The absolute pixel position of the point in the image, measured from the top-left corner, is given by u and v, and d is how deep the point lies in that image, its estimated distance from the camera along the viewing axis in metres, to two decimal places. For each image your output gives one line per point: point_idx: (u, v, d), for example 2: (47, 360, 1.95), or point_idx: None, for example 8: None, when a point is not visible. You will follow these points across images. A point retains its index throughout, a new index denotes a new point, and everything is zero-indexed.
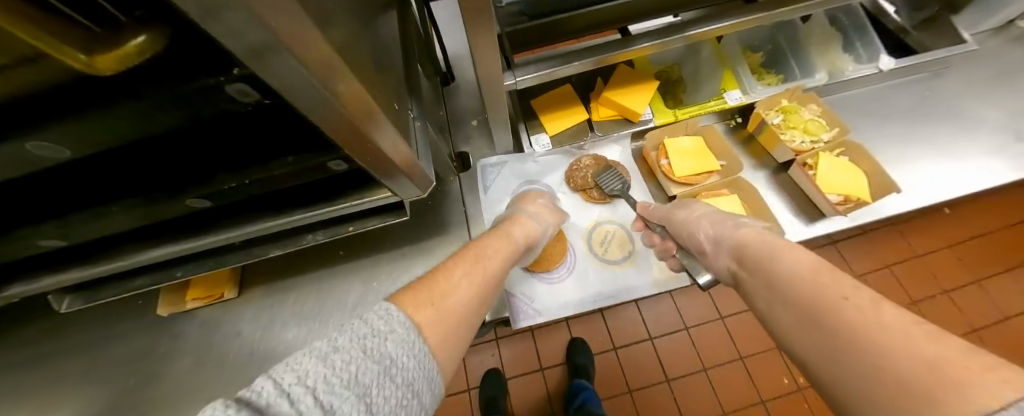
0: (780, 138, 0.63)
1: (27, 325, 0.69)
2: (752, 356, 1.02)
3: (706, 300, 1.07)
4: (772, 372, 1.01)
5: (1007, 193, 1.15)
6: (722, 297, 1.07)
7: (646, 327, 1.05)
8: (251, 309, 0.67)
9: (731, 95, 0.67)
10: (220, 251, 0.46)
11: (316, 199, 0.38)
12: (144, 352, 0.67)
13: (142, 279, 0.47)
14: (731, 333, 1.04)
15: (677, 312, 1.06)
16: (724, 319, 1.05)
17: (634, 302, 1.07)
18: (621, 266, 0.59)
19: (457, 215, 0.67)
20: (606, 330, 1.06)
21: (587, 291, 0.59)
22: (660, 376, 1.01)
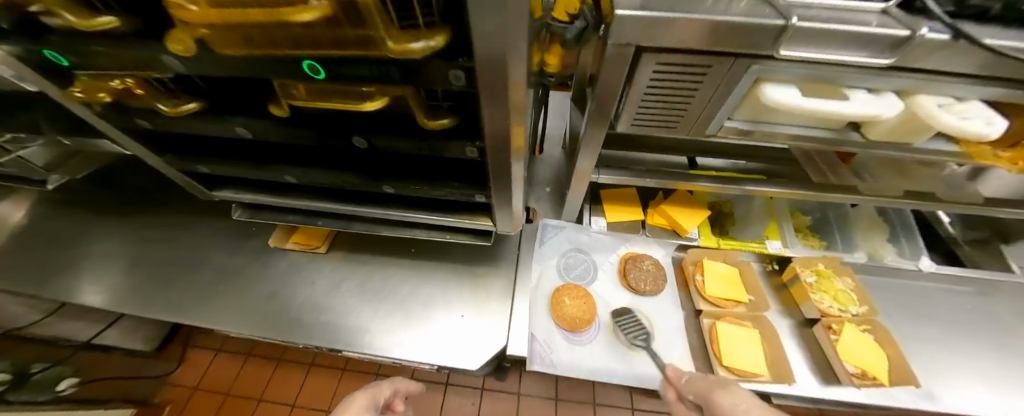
0: (809, 295, 0.70)
1: (180, 218, 0.91)
2: None
3: None
4: None
5: None
6: None
7: None
8: (327, 267, 0.82)
9: (773, 243, 0.77)
10: (351, 219, 0.63)
11: (442, 209, 0.54)
12: (238, 269, 0.84)
13: (293, 216, 0.64)
14: None
15: None
16: None
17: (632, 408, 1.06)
18: (636, 352, 0.67)
19: (511, 255, 0.79)
20: None
21: (600, 361, 0.66)
22: None
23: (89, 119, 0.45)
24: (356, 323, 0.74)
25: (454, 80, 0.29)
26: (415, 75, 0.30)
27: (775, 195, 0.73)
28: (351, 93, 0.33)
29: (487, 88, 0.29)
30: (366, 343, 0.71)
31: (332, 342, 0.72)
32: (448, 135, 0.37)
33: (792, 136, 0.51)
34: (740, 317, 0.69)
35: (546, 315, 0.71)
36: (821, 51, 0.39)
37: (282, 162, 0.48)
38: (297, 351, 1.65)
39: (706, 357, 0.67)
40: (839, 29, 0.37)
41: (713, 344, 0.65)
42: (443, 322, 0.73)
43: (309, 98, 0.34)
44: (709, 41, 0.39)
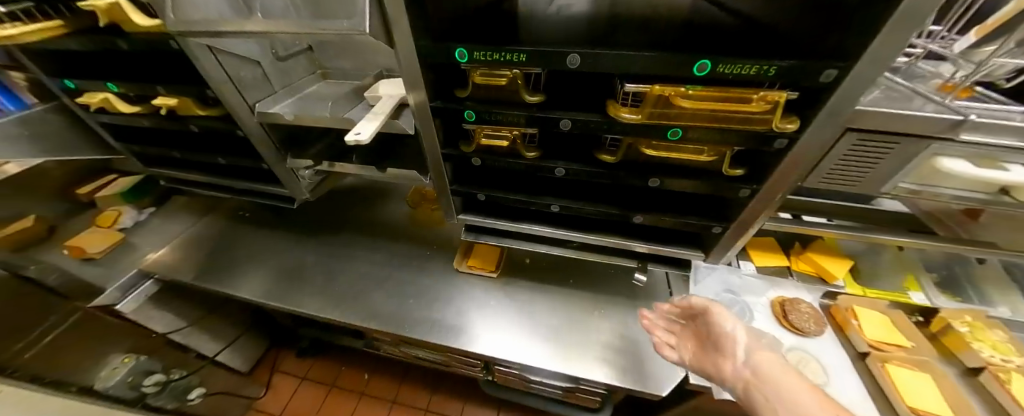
0: (970, 345, 0.75)
1: (365, 245, 1.10)
2: None
3: None
4: None
5: None
6: None
7: None
8: (498, 290, 0.93)
9: (916, 295, 0.83)
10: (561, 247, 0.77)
11: (661, 240, 0.68)
12: (415, 287, 0.96)
13: (509, 240, 0.79)
14: None
15: None
16: None
17: None
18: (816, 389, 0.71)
19: (664, 294, 0.91)
20: None
21: None
22: None
23: (432, 157, 0.65)
24: (537, 343, 0.83)
25: (776, 145, 0.46)
26: (747, 141, 0.46)
27: (910, 247, 0.82)
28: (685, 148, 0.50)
29: (801, 147, 0.45)
30: (553, 361, 0.79)
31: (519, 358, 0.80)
32: (733, 180, 0.52)
33: (953, 197, 0.64)
34: (905, 362, 0.74)
35: None
36: (990, 137, 0.55)
37: (556, 195, 0.64)
38: (380, 387, 1.65)
39: (885, 399, 0.70)
40: (1006, 123, 0.53)
41: (890, 384, 0.70)
42: (619, 348, 0.81)
43: (651, 147, 0.51)
44: (906, 123, 0.55)
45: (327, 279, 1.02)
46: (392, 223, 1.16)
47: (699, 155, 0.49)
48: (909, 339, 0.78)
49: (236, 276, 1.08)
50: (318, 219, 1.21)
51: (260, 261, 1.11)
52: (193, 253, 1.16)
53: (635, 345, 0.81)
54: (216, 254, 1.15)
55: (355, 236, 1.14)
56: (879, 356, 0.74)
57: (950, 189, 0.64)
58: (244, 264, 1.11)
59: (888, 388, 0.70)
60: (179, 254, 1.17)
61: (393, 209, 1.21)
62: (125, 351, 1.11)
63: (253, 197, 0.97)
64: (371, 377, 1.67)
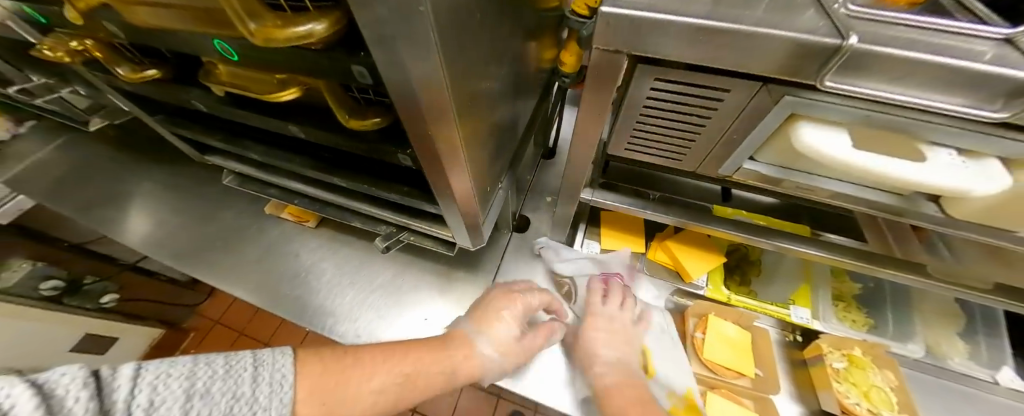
0: (831, 382, 0.57)
1: (214, 175, 1.02)
2: None
3: None
4: None
5: None
6: None
7: None
8: (316, 242, 0.83)
9: (800, 311, 0.64)
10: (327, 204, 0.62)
11: (404, 210, 0.51)
12: (241, 229, 0.89)
13: (272, 190, 0.64)
14: None
15: None
16: None
17: None
18: None
19: (490, 265, 0.75)
20: None
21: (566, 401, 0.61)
22: None
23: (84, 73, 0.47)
24: (326, 305, 0.74)
25: (360, 78, 0.25)
26: (321, 70, 0.25)
27: (812, 260, 0.61)
28: (270, 80, 0.29)
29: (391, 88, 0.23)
30: (331, 326, 0.71)
31: (299, 318, 0.73)
32: (379, 139, 0.32)
33: (835, 193, 0.38)
34: (738, 391, 0.59)
35: None
36: (913, 98, 0.26)
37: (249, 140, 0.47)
38: None
39: None
40: (944, 62, 0.24)
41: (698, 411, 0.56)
42: (408, 322, 0.70)
43: (230, 79, 0.31)
44: (736, 57, 0.28)
45: (169, 209, 0.98)
46: None
47: (267, 93, 0.29)
48: (761, 363, 0.61)
49: (89, 199, 1.03)
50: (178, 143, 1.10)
51: (113, 182, 1.06)
52: (60, 171, 1.11)
53: (426, 320, 0.70)
54: (79, 174, 1.10)
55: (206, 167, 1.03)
56: (707, 380, 0.59)
57: (833, 180, 0.38)
58: (99, 185, 1.06)
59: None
60: (45, 169, 1.12)
61: None
62: (25, 257, 1.14)
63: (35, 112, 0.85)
64: None
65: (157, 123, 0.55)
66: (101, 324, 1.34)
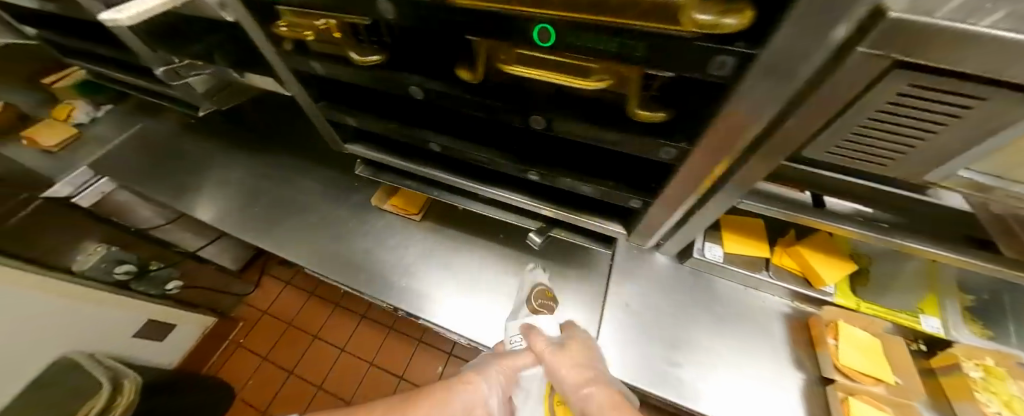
0: (976, 393, 0.57)
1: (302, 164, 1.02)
2: None
3: None
4: None
5: None
6: None
7: None
8: (421, 234, 0.83)
9: (929, 320, 0.64)
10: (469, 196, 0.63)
11: (576, 206, 0.52)
12: (338, 219, 0.89)
13: (410, 182, 0.65)
14: None
15: None
16: None
17: None
18: (741, 391, 0.63)
19: (603, 264, 0.77)
20: None
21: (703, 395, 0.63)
22: None
23: (273, 58, 0.47)
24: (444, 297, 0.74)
25: (716, 69, 0.25)
26: (665, 60, 0.25)
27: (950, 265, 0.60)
28: (575, 65, 0.29)
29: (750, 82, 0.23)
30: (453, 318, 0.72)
31: (419, 309, 0.74)
32: (647, 131, 0.32)
33: None
34: (878, 397, 0.59)
35: (633, 327, 0.69)
36: None
37: (431, 127, 0.47)
38: (353, 301, 1.71)
39: None
40: None
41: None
42: None
43: (516, 62, 0.32)
44: None
45: (259, 197, 0.98)
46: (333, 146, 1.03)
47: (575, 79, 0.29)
48: (898, 372, 0.62)
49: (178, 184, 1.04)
50: (262, 132, 1.11)
51: (200, 169, 1.08)
52: (144, 156, 1.13)
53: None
54: (165, 159, 1.11)
55: (294, 157, 1.04)
56: (847, 386, 0.59)
57: None
58: (186, 172, 1.07)
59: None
60: (130, 155, 1.13)
61: None
62: (98, 241, 1.15)
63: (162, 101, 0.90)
64: (346, 292, 1.73)
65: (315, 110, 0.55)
66: (161, 310, 1.35)
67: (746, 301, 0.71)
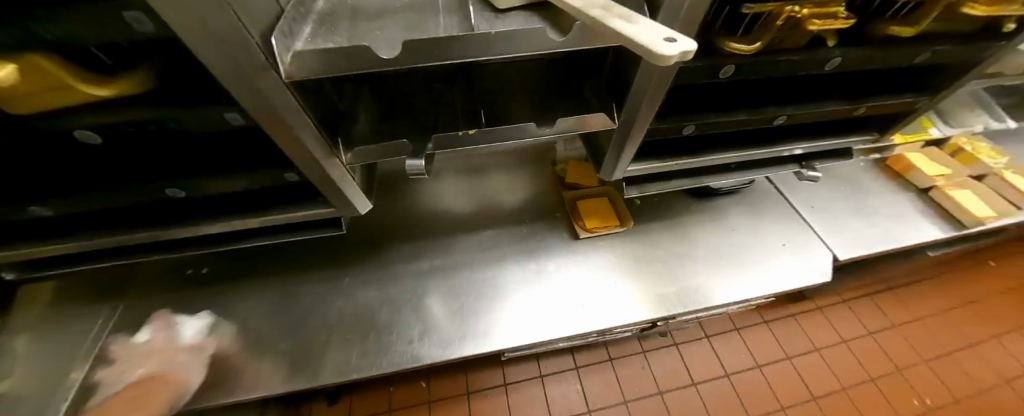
0: (978, 158, 0.94)
1: (427, 243, 0.81)
2: (818, 350, 1.58)
3: (766, 341, 1.59)
4: (823, 373, 1.53)
5: (966, 272, 1.83)
6: (782, 336, 1.61)
7: (656, 379, 1.50)
8: (629, 243, 0.80)
9: (934, 130, 0.97)
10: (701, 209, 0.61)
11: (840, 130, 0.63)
12: (538, 273, 0.76)
13: (672, 180, 0.64)
14: (796, 370, 1.53)
15: (681, 362, 1.54)
16: (789, 359, 1.55)
17: (641, 354, 1.56)
18: (903, 224, 0.88)
19: (771, 187, 0.90)
20: (649, 378, 1.50)
21: (889, 238, 0.86)
22: (685, 378, 1.50)
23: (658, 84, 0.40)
24: (700, 280, 0.76)
25: None
26: None
27: None
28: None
29: None
30: (722, 292, 0.75)
31: (693, 302, 0.74)
32: (993, 33, 0.46)
33: None
34: (953, 183, 0.91)
35: (824, 219, 0.86)
36: None
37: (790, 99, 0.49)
38: (444, 386, 1.44)
39: (947, 215, 0.89)
40: None
41: (954, 203, 0.87)
42: (771, 252, 0.80)
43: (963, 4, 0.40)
44: None
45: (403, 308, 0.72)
46: (446, 209, 0.85)
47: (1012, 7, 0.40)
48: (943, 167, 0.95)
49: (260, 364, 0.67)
50: (334, 238, 0.80)
51: (266, 327, 0.70)
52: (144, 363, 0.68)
53: (778, 246, 0.81)
54: None
55: (412, 242, 0.80)
56: (940, 184, 0.89)
57: None
58: (247, 342, 0.69)
59: (959, 209, 0.86)
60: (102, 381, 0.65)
61: (436, 190, 0.88)
62: None
63: (251, 243, 0.56)
64: (431, 382, 1.44)
65: (644, 134, 0.48)
66: None
67: (851, 169, 0.97)
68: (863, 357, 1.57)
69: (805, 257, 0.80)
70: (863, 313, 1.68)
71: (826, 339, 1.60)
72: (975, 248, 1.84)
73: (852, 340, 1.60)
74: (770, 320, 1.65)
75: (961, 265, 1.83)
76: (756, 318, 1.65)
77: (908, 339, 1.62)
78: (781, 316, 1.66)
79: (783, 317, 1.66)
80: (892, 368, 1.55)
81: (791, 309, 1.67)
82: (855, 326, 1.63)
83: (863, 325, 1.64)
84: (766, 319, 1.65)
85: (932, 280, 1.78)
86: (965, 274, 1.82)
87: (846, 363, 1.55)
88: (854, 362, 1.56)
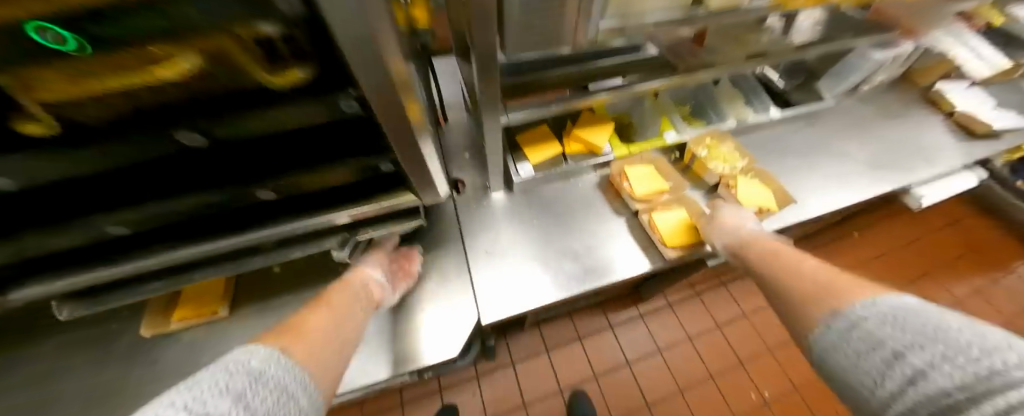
0: (708, 166, 0.82)
1: None
2: (665, 350, 1.52)
3: (610, 347, 1.53)
4: (664, 374, 1.47)
5: (829, 246, 1.75)
6: (626, 342, 1.54)
7: (485, 406, 1.42)
8: (243, 327, 0.66)
9: (669, 134, 0.86)
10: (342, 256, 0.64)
11: (357, 197, 0.48)
12: (110, 384, 0.61)
13: (157, 282, 0.49)
14: (635, 375, 1.47)
15: (515, 382, 1.46)
16: (630, 365, 1.49)
17: (475, 378, 1.46)
18: (599, 260, 0.75)
19: (453, 231, 0.78)
20: (479, 403, 1.42)
21: (576, 279, 0.72)
22: (517, 399, 1.43)
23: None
24: None
25: (284, 9, 0.21)
26: (222, 16, 0.21)
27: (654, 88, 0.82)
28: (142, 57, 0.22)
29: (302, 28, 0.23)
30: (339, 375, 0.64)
31: None
32: (312, 96, 0.30)
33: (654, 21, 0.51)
34: (665, 205, 0.79)
35: (502, 267, 0.74)
36: None
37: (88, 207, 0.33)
38: None
39: (652, 243, 0.77)
40: None
41: (654, 231, 0.75)
42: (416, 321, 0.69)
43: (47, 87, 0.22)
44: None
45: None
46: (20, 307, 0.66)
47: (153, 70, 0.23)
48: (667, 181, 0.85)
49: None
50: None
51: None
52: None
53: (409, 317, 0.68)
54: None
55: None
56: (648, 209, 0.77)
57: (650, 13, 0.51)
58: None
59: (654, 236, 0.75)
60: None
61: None
62: None
63: None
64: None
65: None
66: None
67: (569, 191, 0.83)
68: (706, 353, 1.51)
69: (452, 326, 0.68)
70: (712, 304, 1.62)
71: (671, 339, 1.54)
72: (837, 221, 1.76)
73: (699, 335, 1.55)
74: (616, 325, 1.58)
75: (823, 239, 1.76)
76: (603, 324, 1.58)
77: (759, 327, 1.56)
78: (629, 318, 1.59)
79: (631, 319, 1.58)
80: (737, 361, 1.49)
81: (640, 309, 1.60)
82: (703, 321, 1.57)
83: (712, 317, 1.58)
84: (613, 323, 1.58)
85: None
86: (828, 247, 1.75)
87: (689, 360, 1.49)
88: (696, 358, 1.50)
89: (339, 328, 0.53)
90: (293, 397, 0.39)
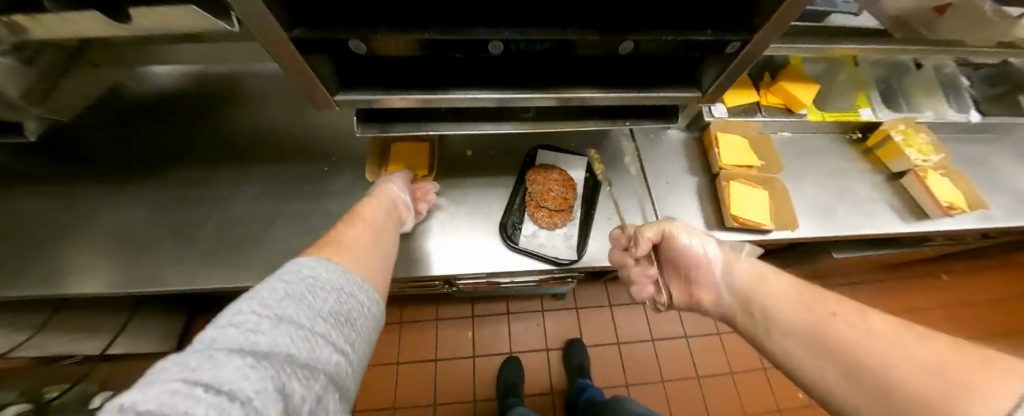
0: (903, 151, 0.78)
1: (220, 168, 0.73)
2: (725, 334, 1.55)
3: (672, 318, 1.57)
4: (719, 354, 1.51)
5: (911, 281, 1.69)
6: (688, 317, 1.57)
7: (546, 338, 1.51)
8: (439, 194, 0.72)
9: (864, 111, 0.83)
10: (525, 196, 0.73)
11: (647, 83, 0.48)
12: (331, 215, 0.69)
13: (433, 125, 0.52)
14: (691, 348, 1.52)
15: (576, 323, 1.55)
16: (687, 338, 1.54)
17: (540, 311, 1.56)
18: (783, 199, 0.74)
19: (630, 157, 0.77)
20: (542, 334, 1.52)
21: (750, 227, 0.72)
22: (576, 340, 1.52)
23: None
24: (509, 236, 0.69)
25: None
26: None
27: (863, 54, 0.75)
28: None
29: None
30: (530, 245, 0.69)
31: (491, 267, 0.67)
32: None
33: None
34: (752, 179, 0.73)
35: (680, 196, 0.73)
36: None
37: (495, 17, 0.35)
38: None
39: (716, 214, 0.72)
40: None
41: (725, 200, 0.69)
42: (595, 227, 0.70)
43: None
44: None
45: (177, 235, 0.68)
46: (258, 136, 0.75)
47: None
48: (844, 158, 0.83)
49: (44, 268, 0.66)
50: (129, 150, 0.75)
51: (53, 236, 0.69)
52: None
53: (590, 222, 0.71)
54: None
55: (211, 166, 0.73)
56: (727, 174, 0.71)
57: None
58: (22, 247, 0.68)
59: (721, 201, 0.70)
60: None
61: (250, 114, 0.78)
62: None
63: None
64: None
65: (282, 43, 0.34)
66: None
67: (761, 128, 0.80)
68: None
69: (635, 237, 0.70)
70: None
71: None
72: (934, 258, 1.68)
73: None
74: None
75: (909, 273, 1.70)
76: None
77: None
78: None
79: None
80: None
81: None
82: None
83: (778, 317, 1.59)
84: None
85: (871, 284, 1.67)
86: (912, 282, 1.69)
87: (745, 349, 1.53)
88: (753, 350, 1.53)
89: (374, 223, 0.48)
90: (352, 295, 0.32)
